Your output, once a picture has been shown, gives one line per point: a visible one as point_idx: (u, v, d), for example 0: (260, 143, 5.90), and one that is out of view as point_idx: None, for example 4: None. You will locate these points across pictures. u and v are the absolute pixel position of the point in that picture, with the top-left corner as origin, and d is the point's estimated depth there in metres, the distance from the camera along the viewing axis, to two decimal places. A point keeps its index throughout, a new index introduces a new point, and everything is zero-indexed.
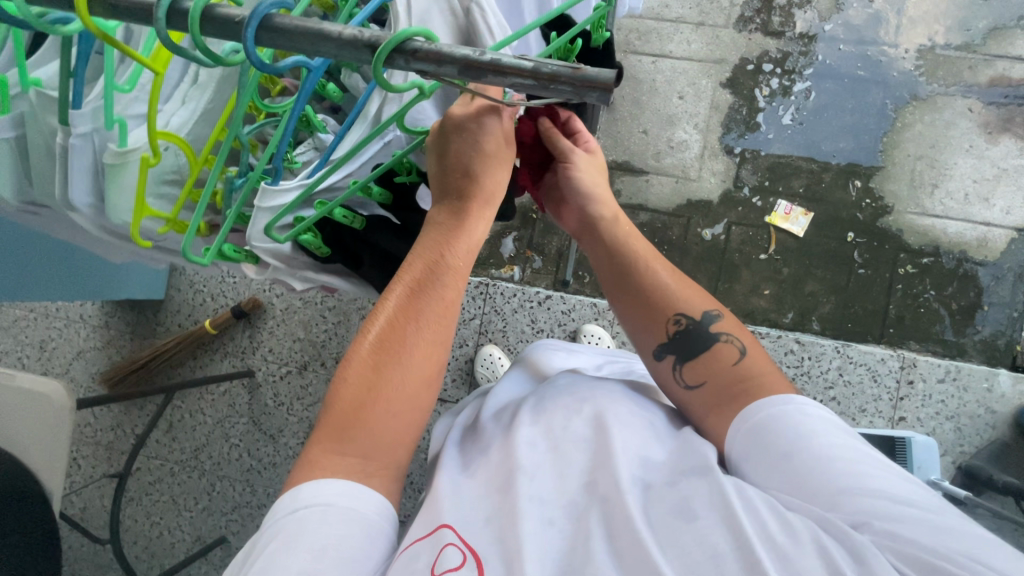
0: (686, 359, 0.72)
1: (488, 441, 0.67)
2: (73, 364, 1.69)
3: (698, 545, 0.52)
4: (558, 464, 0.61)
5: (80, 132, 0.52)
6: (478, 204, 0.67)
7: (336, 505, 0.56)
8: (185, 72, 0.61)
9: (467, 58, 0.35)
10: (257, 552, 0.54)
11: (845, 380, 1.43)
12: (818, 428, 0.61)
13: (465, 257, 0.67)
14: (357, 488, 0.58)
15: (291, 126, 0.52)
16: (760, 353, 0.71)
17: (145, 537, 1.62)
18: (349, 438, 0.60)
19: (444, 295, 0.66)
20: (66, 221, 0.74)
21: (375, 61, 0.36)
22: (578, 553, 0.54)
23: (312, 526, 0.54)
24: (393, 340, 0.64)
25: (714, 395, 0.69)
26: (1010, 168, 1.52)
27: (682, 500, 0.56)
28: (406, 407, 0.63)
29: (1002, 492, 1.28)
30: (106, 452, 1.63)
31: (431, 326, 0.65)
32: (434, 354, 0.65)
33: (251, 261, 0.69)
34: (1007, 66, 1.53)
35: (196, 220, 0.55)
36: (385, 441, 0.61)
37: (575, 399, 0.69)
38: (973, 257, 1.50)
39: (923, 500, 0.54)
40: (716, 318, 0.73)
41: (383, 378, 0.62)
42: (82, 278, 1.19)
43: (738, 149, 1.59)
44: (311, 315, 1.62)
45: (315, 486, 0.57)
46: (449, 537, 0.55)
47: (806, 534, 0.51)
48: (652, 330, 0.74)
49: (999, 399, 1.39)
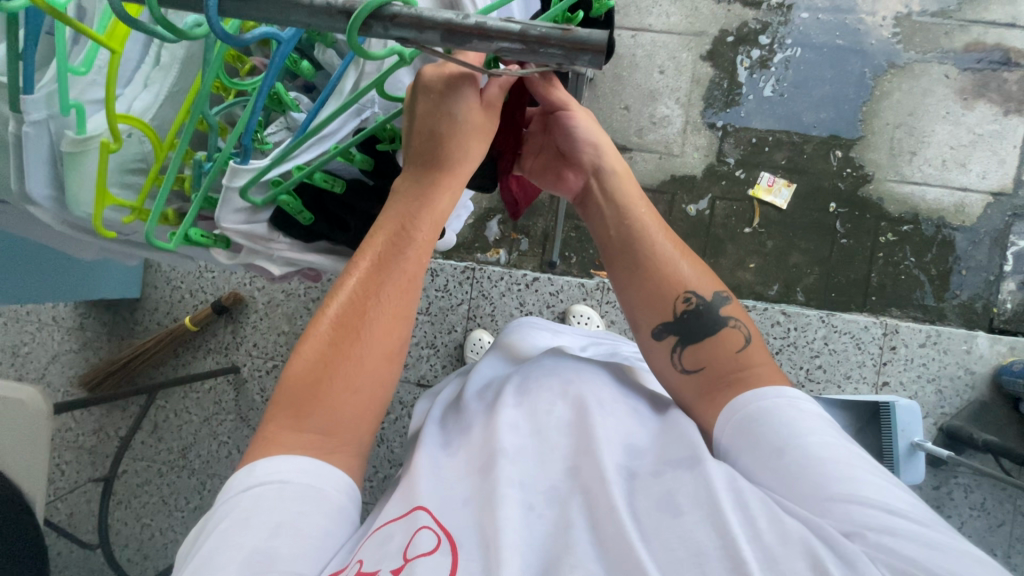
0: (690, 341, 0.71)
1: (470, 419, 0.66)
2: (48, 369, 1.64)
3: (681, 542, 0.51)
4: (539, 448, 0.61)
5: (34, 119, 0.48)
6: (446, 172, 0.64)
7: (294, 481, 0.55)
8: (146, 53, 0.58)
9: (450, 23, 0.33)
10: (215, 524, 0.53)
11: (830, 349, 1.45)
12: (814, 427, 0.60)
13: (428, 234, 0.65)
14: (316, 465, 0.57)
15: (259, 104, 0.49)
16: (762, 344, 0.71)
17: (136, 539, 1.60)
18: (310, 412, 0.59)
19: (406, 270, 0.64)
20: (28, 217, 0.70)
21: (349, 28, 0.33)
22: (559, 539, 0.53)
23: (269, 502, 0.53)
24: (355, 316, 0.63)
25: (710, 381, 0.69)
26: (986, 133, 1.53)
27: (666, 492, 0.56)
28: (367, 385, 0.62)
29: (983, 449, 1.31)
30: (90, 457, 1.59)
31: (392, 303, 0.63)
32: (399, 325, 0.64)
33: (223, 246, 0.67)
34: (982, 32, 1.54)
35: (160, 208, 0.53)
36: (346, 418, 0.60)
37: (560, 381, 0.68)
38: (951, 222, 1.52)
39: (914, 509, 0.54)
40: (724, 302, 0.73)
41: (343, 356, 0.61)
42: (49, 277, 1.13)
43: (720, 123, 1.59)
44: (293, 307, 1.59)
45: (271, 461, 0.56)
46: (424, 520, 0.54)
47: (796, 534, 0.50)
48: (660, 307, 0.73)
49: (978, 360, 1.43)
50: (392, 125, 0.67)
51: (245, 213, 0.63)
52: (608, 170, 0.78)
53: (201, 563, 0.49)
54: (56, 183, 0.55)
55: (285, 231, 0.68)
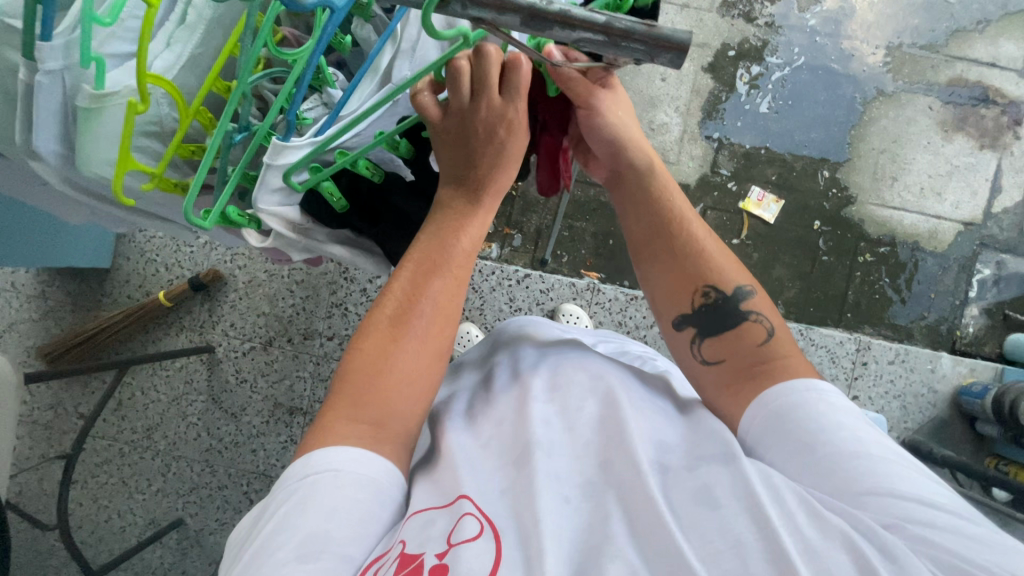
0: (708, 335, 0.73)
1: (498, 407, 0.66)
2: (4, 337, 1.54)
3: (721, 532, 0.52)
4: (572, 442, 0.61)
5: (49, 69, 0.45)
6: (490, 193, 0.66)
7: (347, 470, 0.54)
8: (171, 10, 0.54)
9: (533, 7, 0.32)
10: (270, 515, 0.52)
11: (806, 361, 1.50)
12: (843, 419, 0.63)
13: (475, 246, 0.67)
14: (366, 454, 0.55)
15: (308, 75, 0.47)
16: (785, 338, 0.73)
17: (91, 521, 1.53)
18: (365, 403, 0.58)
19: (455, 276, 0.65)
20: (18, 173, 0.66)
21: (427, 5, 0.32)
22: (596, 531, 0.53)
23: (326, 489, 0.52)
24: (407, 314, 0.63)
25: (733, 372, 0.71)
26: (962, 165, 1.61)
27: (704, 487, 0.56)
28: (419, 379, 0.62)
29: (940, 463, 1.39)
30: (45, 433, 1.50)
31: (442, 305, 0.64)
32: (446, 327, 0.65)
33: (254, 226, 0.63)
34: (965, 68, 1.62)
35: (200, 180, 0.51)
36: (401, 409, 0.59)
37: (590, 376, 0.68)
38: (925, 247, 1.60)
39: (945, 503, 0.55)
40: (748, 295, 0.73)
41: (400, 351, 0.61)
42: (14, 239, 1.07)
43: (716, 135, 1.62)
44: (276, 288, 1.54)
45: (327, 451, 0.55)
46: (468, 506, 0.53)
47: (836, 528, 0.51)
48: (679, 298, 0.75)
49: (941, 379, 1.50)
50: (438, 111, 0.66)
51: (280, 195, 0.60)
52: (629, 163, 0.74)
53: (262, 546, 0.50)
54: (63, 140, 0.51)
55: (317, 217, 0.67)
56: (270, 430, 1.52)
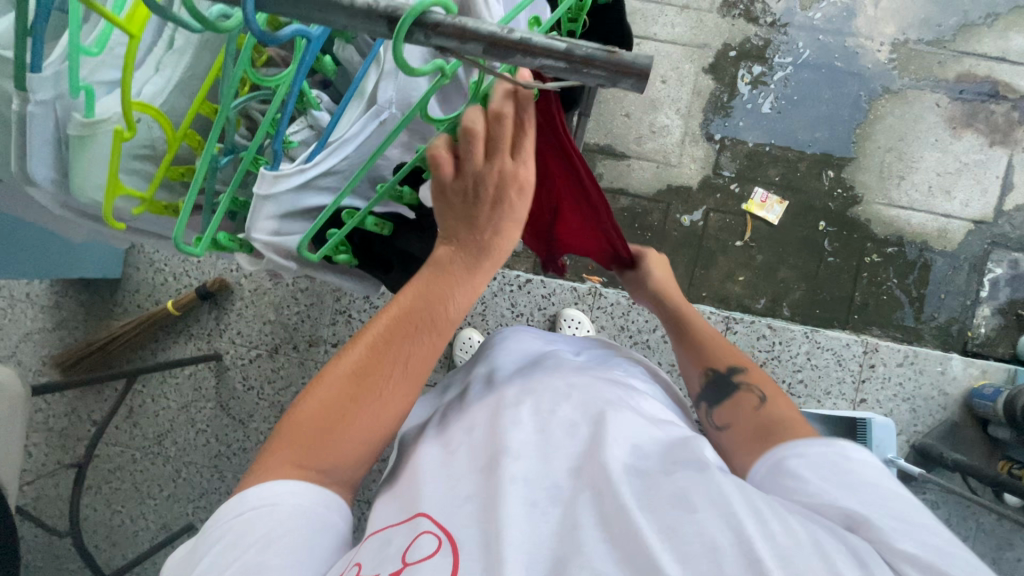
0: (716, 404, 0.81)
1: (472, 416, 0.68)
2: (19, 347, 1.58)
3: (698, 537, 0.49)
4: (544, 447, 0.61)
5: (40, 99, 0.46)
6: (486, 260, 0.65)
7: (285, 503, 0.56)
8: (159, 36, 0.56)
9: (494, 36, 0.33)
10: (206, 551, 0.54)
11: (812, 364, 1.49)
12: (863, 469, 0.61)
13: (459, 308, 0.66)
14: (310, 488, 0.58)
15: (292, 104, 0.48)
16: (785, 403, 0.77)
17: (105, 526, 1.56)
18: (314, 450, 0.59)
19: (431, 339, 0.64)
20: (21, 196, 0.68)
21: (393, 36, 0.33)
22: (566, 539, 0.51)
23: (264, 520, 0.54)
24: (375, 373, 0.63)
25: (739, 431, 0.75)
26: (971, 162, 1.58)
27: (680, 489, 0.54)
28: (372, 434, 0.62)
29: (952, 467, 1.36)
30: (60, 440, 1.54)
31: (415, 366, 0.64)
32: (415, 378, 0.64)
33: (245, 250, 0.65)
34: (974, 63, 1.58)
35: (192, 200, 0.51)
36: (346, 459, 0.61)
37: (566, 383, 0.70)
38: (934, 246, 1.57)
39: (921, 520, 0.55)
40: (743, 372, 0.83)
41: (359, 407, 0.61)
42: (27, 254, 1.10)
43: (719, 135, 1.60)
44: (281, 296, 1.56)
45: (267, 485, 0.57)
46: (427, 524, 0.54)
47: (806, 537, 0.50)
48: (693, 382, 0.87)
49: (951, 381, 1.48)
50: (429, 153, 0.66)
51: (271, 223, 0.61)
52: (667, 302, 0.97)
53: None
54: (59, 165, 0.53)
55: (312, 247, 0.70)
56: None
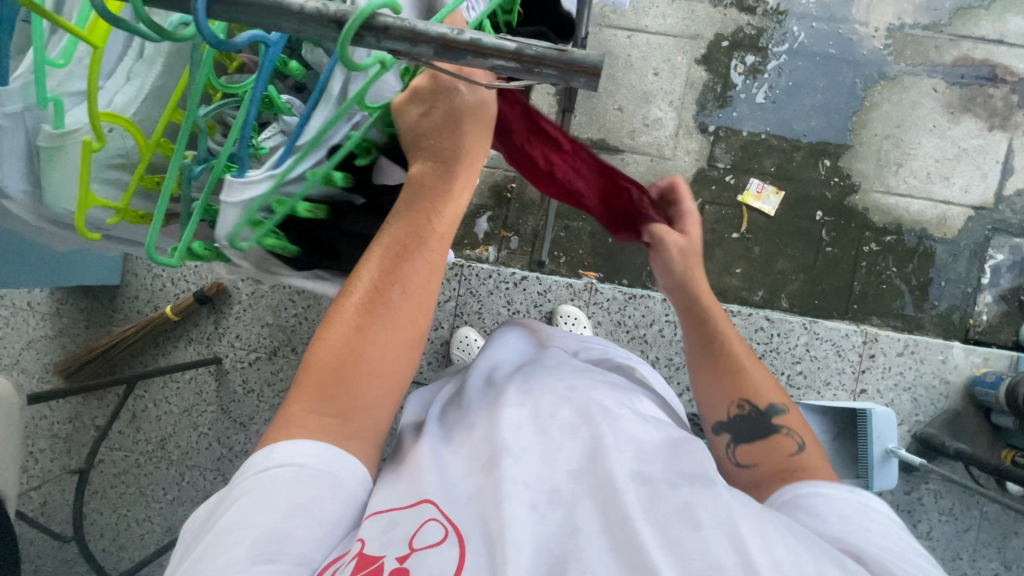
0: (741, 440, 0.76)
1: (471, 416, 0.69)
2: (23, 354, 1.60)
3: (701, 554, 0.49)
4: (545, 450, 0.60)
5: (9, 112, 0.48)
6: (463, 167, 0.65)
7: (310, 466, 0.56)
8: (128, 45, 0.56)
9: (444, 37, 0.33)
10: (230, 506, 0.54)
11: (812, 355, 1.48)
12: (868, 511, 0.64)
13: (449, 224, 0.67)
14: (332, 451, 0.58)
15: (254, 109, 0.49)
16: (819, 452, 0.74)
17: (112, 530, 1.58)
18: (331, 394, 0.60)
19: (425, 259, 0.65)
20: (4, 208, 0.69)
21: (340, 41, 0.33)
22: (566, 541, 0.51)
23: (283, 486, 0.54)
24: (378, 302, 0.64)
25: (764, 474, 0.73)
26: (970, 148, 1.56)
27: (687, 506, 0.54)
28: (389, 369, 0.63)
29: (954, 456, 1.34)
30: (65, 446, 1.55)
31: (416, 290, 0.65)
32: (410, 331, 0.65)
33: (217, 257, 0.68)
34: (971, 47, 1.56)
35: (162, 213, 0.53)
36: (369, 399, 0.62)
37: (566, 386, 0.70)
38: (934, 234, 1.55)
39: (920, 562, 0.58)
40: (781, 412, 0.77)
41: (370, 339, 0.63)
42: (25, 264, 1.11)
43: (712, 127, 1.59)
44: (278, 299, 1.57)
45: (292, 445, 0.57)
46: (432, 512, 0.55)
47: (810, 563, 0.50)
48: (716, 408, 0.79)
49: (953, 370, 1.46)
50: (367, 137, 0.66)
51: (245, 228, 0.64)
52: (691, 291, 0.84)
53: (216, 538, 0.51)
54: (32, 176, 0.54)
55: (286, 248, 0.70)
56: None
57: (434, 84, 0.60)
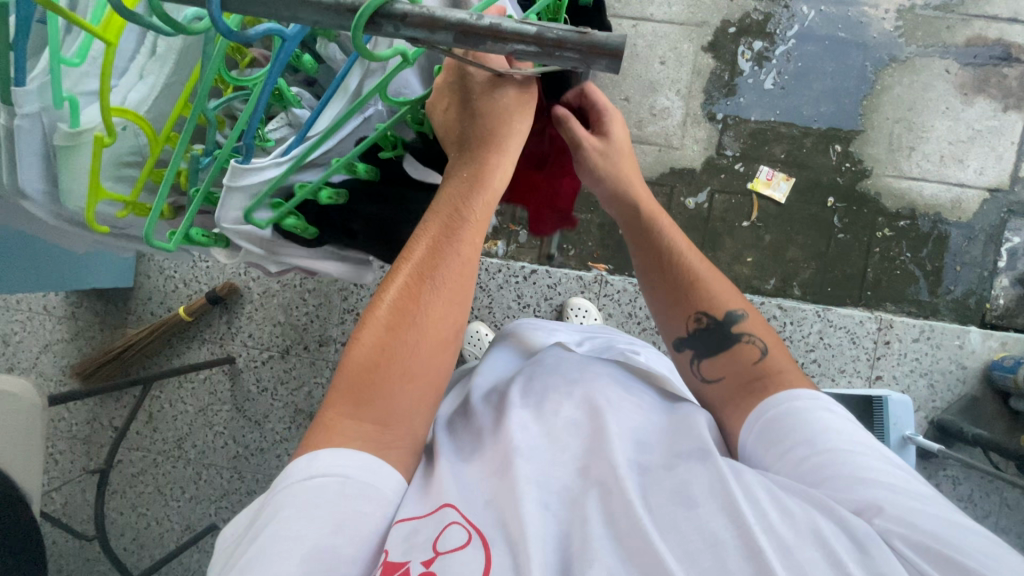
0: (704, 355, 0.76)
1: (481, 426, 0.66)
2: (40, 358, 1.62)
3: (699, 532, 0.52)
4: (552, 447, 0.61)
5: (27, 112, 0.47)
6: (494, 152, 0.64)
7: (355, 477, 0.55)
8: (141, 43, 0.58)
9: (464, 24, 0.33)
10: (269, 517, 0.52)
11: (826, 343, 1.46)
12: (835, 425, 0.64)
13: (483, 212, 0.65)
14: (375, 461, 0.56)
15: (264, 103, 0.48)
16: (782, 355, 0.74)
17: (132, 529, 1.60)
18: (368, 401, 0.59)
19: (460, 253, 0.64)
20: (23, 211, 0.70)
21: (353, 27, 0.32)
22: (577, 538, 0.53)
23: (331, 496, 0.53)
24: (409, 302, 0.62)
25: (732, 389, 0.73)
26: (984, 129, 1.53)
27: (681, 486, 0.56)
28: (425, 372, 0.62)
29: (972, 442, 1.33)
30: (84, 446, 1.58)
31: (449, 286, 0.63)
32: (446, 331, 0.63)
33: (223, 246, 0.70)
34: (984, 26, 1.53)
35: (162, 204, 0.53)
36: (403, 406, 0.60)
37: (566, 381, 0.70)
38: (948, 218, 1.53)
39: (899, 478, 0.58)
40: (740, 319, 0.76)
41: (400, 342, 0.61)
42: (42, 268, 1.13)
43: (721, 115, 1.58)
44: (289, 298, 1.58)
45: (335, 452, 0.55)
46: (453, 516, 0.54)
47: (805, 524, 0.52)
48: (675, 323, 0.78)
49: (970, 355, 1.44)
50: (394, 132, 0.70)
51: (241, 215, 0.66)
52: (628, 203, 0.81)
53: (260, 551, 0.49)
54: (48, 175, 0.54)
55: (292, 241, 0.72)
56: (293, 435, 1.56)
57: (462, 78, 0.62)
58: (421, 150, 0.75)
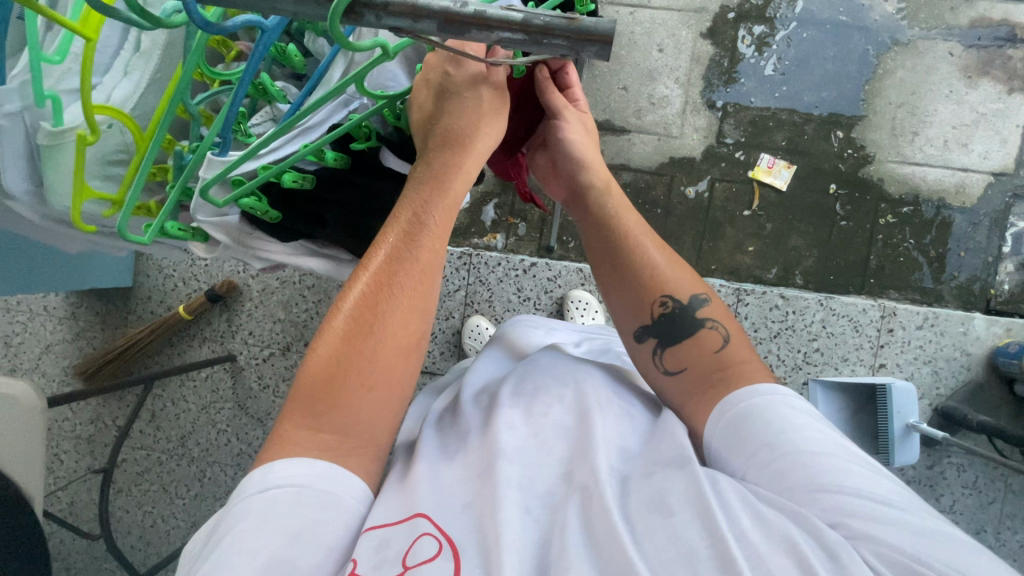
0: (667, 344, 0.74)
1: (468, 426, 0.66)
2: (42, 359, 1.62)
3: (674, 541, 0.51)
4: (539, 450, 0.61)
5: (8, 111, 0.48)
6: (460, 154, 0.66)
7: (313, 486, 0.54)
8: (125, 39, 0.57)
9: (447, 11, 0.32)
10: (227, 529, 0.51)
11: (828, 331, 1.46)
12: (800, 422, 0.63)
13: (444, 219, 0.66)
14: (334, 469, 0.56)
15: (242, 94, 0.47)
16: (742, 344, 0.75)
17: (138, 527, 1.61)
18: (322, 412, 0.58)
19: (419, 258, 0.64)
20: (14, 213, 0.69)
21: (331, 16, 0.31)
22: (553, 545, 0.52)
23: (288, 507, 0.52)
24: (368, 312, 0.62)
25: (691, 381, 0.72)
26: (989, 112, 1.51)
27: (659, 493, 0.56)
28: (382, 382, 0.61)
29: (977, 429, 1.33)
30: (88, 446, 1.58)
31: (407, 292, 0.64)
32: (403, 338, 0.63)
33: (200, 239, 0.71)
34: (988, 7, 1.50)
35: (134, 200, 0.53)
36: (361, 418, 0.59)
37: (556, 382, 0.70)
38: (952, 203, 1.51)
39: (869, 478, 0.57)
40: (703, 303, 0.76)
41: (356, 353, 0.61)
42: (38, 269, 1.12)
43: (721, 102, 1.55)
44: (289, 295, 1.57)
45: (290, 463, 0.55)
46: (426, 526, 0.53)
47: (779, 532, 0.51)
48: (639, 311, 0.76)
49: (974, 341, 1.44)
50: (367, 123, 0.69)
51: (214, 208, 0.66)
52: (589, 184, 0.80)
53: (214, 568, 0.48)
54: (33, 175, 0.54)
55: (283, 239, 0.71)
56: None
57: (445, 78, 0.64)
58: (396, 144, 0.75)
